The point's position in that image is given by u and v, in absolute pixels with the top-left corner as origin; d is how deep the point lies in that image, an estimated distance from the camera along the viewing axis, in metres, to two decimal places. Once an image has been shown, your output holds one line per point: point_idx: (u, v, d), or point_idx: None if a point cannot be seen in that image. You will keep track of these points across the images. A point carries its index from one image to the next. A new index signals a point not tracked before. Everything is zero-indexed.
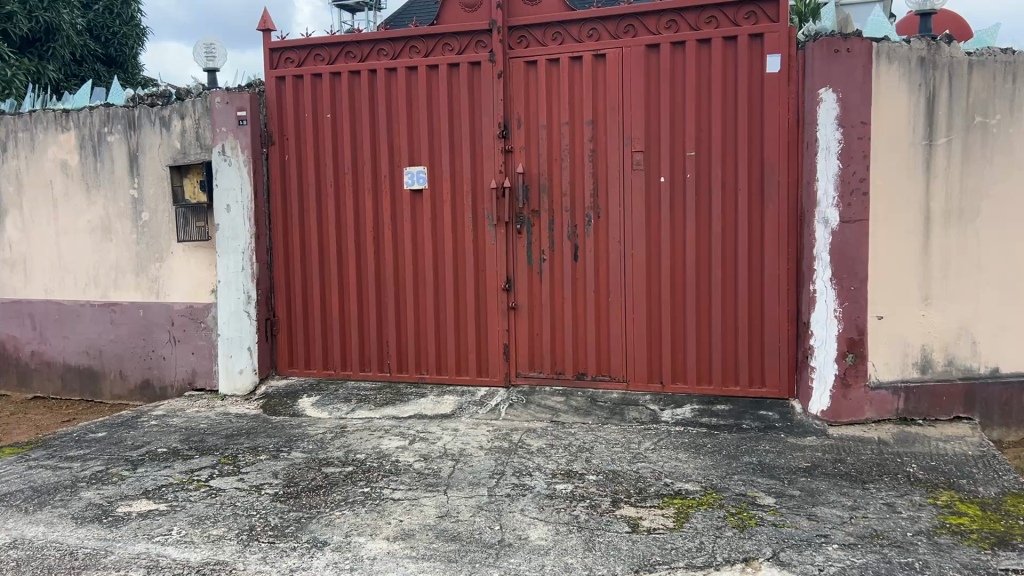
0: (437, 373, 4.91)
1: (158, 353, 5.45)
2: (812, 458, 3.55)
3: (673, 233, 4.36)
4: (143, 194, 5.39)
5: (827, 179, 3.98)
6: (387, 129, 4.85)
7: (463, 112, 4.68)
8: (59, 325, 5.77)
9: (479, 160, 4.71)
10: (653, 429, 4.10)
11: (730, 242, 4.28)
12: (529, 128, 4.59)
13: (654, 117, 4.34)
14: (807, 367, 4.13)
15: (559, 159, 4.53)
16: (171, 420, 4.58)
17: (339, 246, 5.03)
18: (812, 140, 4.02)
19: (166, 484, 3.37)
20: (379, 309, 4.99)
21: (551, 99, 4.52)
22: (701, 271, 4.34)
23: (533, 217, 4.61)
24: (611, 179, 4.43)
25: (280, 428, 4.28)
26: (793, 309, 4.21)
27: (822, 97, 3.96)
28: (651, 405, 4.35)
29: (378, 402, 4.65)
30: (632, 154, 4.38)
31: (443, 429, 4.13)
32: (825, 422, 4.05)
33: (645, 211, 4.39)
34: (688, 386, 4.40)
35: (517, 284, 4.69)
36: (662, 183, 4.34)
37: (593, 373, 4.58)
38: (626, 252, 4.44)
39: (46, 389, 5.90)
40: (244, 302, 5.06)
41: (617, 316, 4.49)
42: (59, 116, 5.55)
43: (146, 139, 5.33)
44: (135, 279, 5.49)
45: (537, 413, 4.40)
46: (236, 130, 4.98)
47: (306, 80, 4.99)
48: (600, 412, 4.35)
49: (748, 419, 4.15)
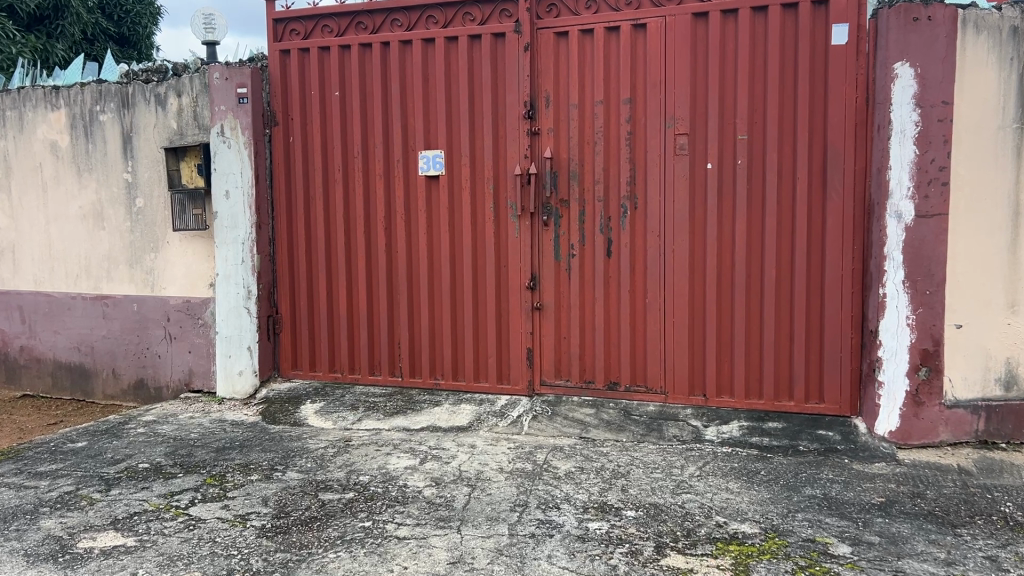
0: (453, 379, 4.46)
1: (152, 352, 5.04)
2: (886, 491, 3.05)
3: (721, 227, 3.86)
4: (137, 178, 4.96)
5: (901, 167, 3.47)
6: (401, 109, 4.38)
7: (485, 89, 4.20)
8: (49, 319, 5.38)
9: (501, 143, 4.24)
10: (696, 448, 3.60)
11: (785, 239, 3.78)
12: (558, 107, 4.10)
13: (700, 95, 3.84)
14: (873, 381, 3.62)
15: (592, 143, 4.04)
16: (160, 428, 4.16)
17: (347, 239, 4.58)
18: (884, 122, 3.50)
19: (140, 512, 2.94)
20: (390, 307, 4.55)
21: (584, 74, 4.03)
22: (752, 271, 3.84)
23: (561, 208, 4.13)
24: (650, 166, 3.93)
25: (278, 441, 3.84)
26: (858, 315, 3.71)
27: (897, 73, 3.44)
28: (693, 421, 3.85)
29: (388, 411, 4.20)
30: (675, 138, 3.88)
31: (459, 446, 3.67)
32: (894, 445, 3.55)
33: (689, 202, 3.89)
34: (735, 400, 3.91)
35: (542, 281, 4.21)
36: (709, 169, 3.84)
37: (626, 383, 4.11)
38: (665, 248, 3.95)
39: (36, 387, 5.53)
40: (244, 297, 4.62)
41: (656, 320, 4.01)
42: (49, 93, 5.15)
43: (140, 119, 4.89)
44: (128, 270, 5.08)
45: (563, 427, 3.90)
46: (236, 109, 4.55)
47: (312, 54, 4.53)
48: (636, 427, 3.84)
49: (805, 440, 3.61)
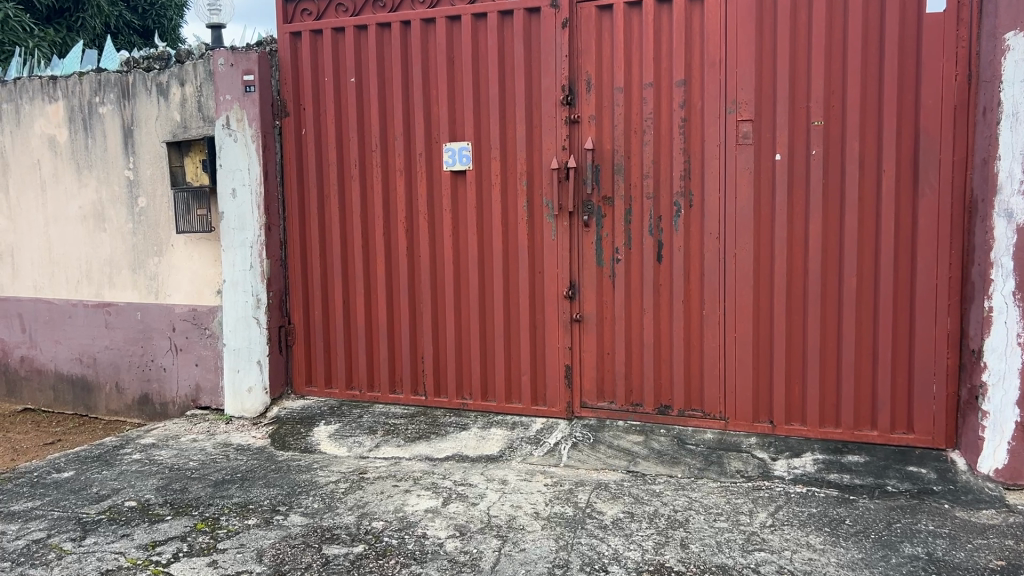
0: (483, 400, 3.99)
1: (157, 365, 4.63)
2: (1004, 552, 2.52)
3: (791, 227, 3.33)
4: (139, 176, 4.55)
5: (1013, 157, 2.87)
6: (423, 96, 3.91)
7: (517, 72, 3.70)
8: (49, 328, 5.00)
9: (536, 134, 3.74)
10: (765, 488, 3.08)
11: (868, 241, 3.24)
12: (601, 92, 3.59)
13: (768, 73, 3.31)
14: (975, 411, 3.05)
15: (641, 132, 3.53)
16: (157, 454, 3.74)
17: (365, 242, 4.13)
18: (992, 103, 2.92)
19: (113, 570, 2.52)
20: (413, 318, 4.10)
21: (632, 54, 3.51)
22: (828, 278, 3.31)
23: (603, 206, 3.63)
24: (707, 158, 3.41)
25: (285, 472, 3.40)
26: (955, 331, 3.15)
27: (1009, 44, 2.85)
28: (759, 452, 3.34)
29: (410, 436, 3.74)
30: (737, 125, 3.36)
31: (488, 482, 3.19)
32: (1001, 486, 2.96)
33: (753, 200, 3.36)
34: (807, 429, 3.39)
35: (582, 290, 3.71)
36: (777, 161, 3.31)
37: (680, 408, 3.59)
38: (725, 253, 3.43)
39: (37, 401, 5.18)
40: (253, 307, 4.19)
41: (713, 335, 3.49)
42: (46, 84, 4.77)
43: (141, 111, 4.48)
44: (131, 276, 4.67)
45: (608, 458, 3.40)
46: (242, 99, 4.12)
47: (326, 36, 4.07)
48: (692, 460, 3.33)
49: (893, 478, 3.07)
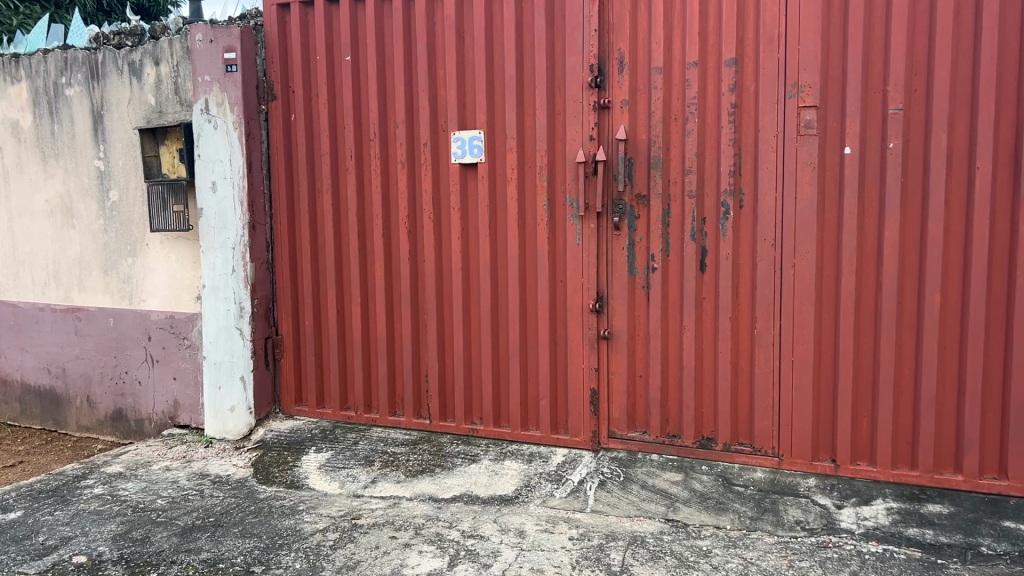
0: (495, 425, 3.50)
1: (131, 378, 4.15)
2: None
3: (861, 234, 2.82)
4: (111, 166, 4.05)
5: None
6: (428, 77, 3.40)
7: (537, 50, 3.19)
8: (15, 334, 4.54)
9: (559, 122, 3.23)
10: (834, 546, 2.58)
11: (954, 253, 2.73)
12: (636, 73, 3.07)
13: (837, 51, 2.79)
14: None
15: (682, 121, 3.01)
16: (123, 487, 3.26)
17: (362, 244, 3.64)
18: None
19: None
20: (416, 331, 3.60)
21: (673, 28, 2.99)
22: (906, 293, 2.79)
23: (637, 205, 3.12)
24: (762, 151, 2.90)
25: (265, 516, 2.91)
26: None
27: None
28: (821, 498, 2.84)
29: (412, 469, 3.25)
30: (799, 113, 2.84)
31: (502, 534, 2.70)
32: None
33: (817, 200, 2.85)
34: (876, 470, 2.89)
35: (611, 303, 3.21)
36: (847, 155, 2.79)
37: (725, 441, 3.10)
38: (782, 262, 2.92)
39: (5, 413, 4.73)
40: (235, 316, 3.70)
41: (766, 358, 2.99)
42: (10, 64, 4.30)
43: (112, 92, 3.98)
44: (102, 278, 4.19)
45: (643, 501, 2.91)
46: (224, 80, 3.61)
47: (318, 8, 3.56)
48: (742, 507, 2.83)
49: (986, 536, 2.56)
